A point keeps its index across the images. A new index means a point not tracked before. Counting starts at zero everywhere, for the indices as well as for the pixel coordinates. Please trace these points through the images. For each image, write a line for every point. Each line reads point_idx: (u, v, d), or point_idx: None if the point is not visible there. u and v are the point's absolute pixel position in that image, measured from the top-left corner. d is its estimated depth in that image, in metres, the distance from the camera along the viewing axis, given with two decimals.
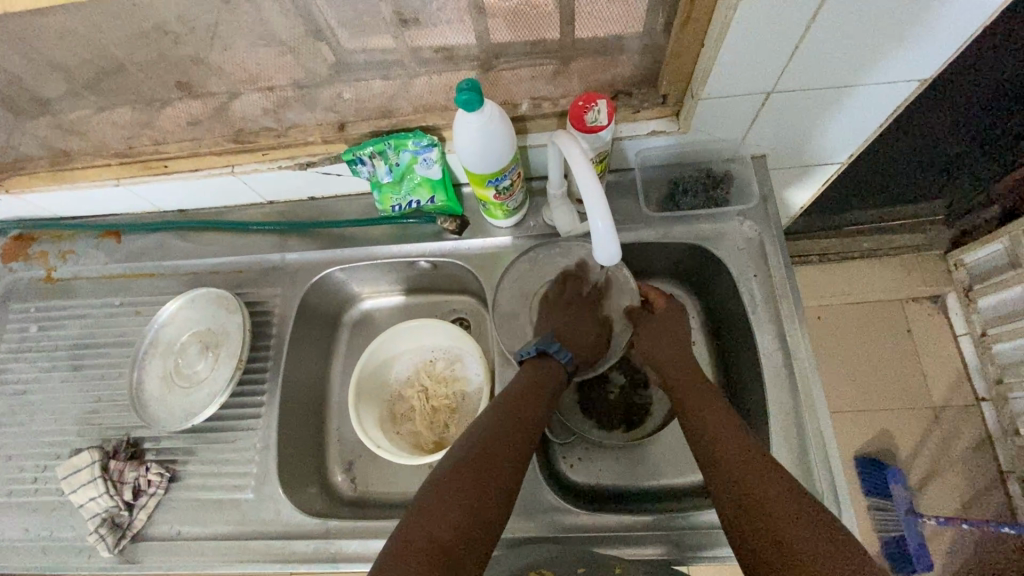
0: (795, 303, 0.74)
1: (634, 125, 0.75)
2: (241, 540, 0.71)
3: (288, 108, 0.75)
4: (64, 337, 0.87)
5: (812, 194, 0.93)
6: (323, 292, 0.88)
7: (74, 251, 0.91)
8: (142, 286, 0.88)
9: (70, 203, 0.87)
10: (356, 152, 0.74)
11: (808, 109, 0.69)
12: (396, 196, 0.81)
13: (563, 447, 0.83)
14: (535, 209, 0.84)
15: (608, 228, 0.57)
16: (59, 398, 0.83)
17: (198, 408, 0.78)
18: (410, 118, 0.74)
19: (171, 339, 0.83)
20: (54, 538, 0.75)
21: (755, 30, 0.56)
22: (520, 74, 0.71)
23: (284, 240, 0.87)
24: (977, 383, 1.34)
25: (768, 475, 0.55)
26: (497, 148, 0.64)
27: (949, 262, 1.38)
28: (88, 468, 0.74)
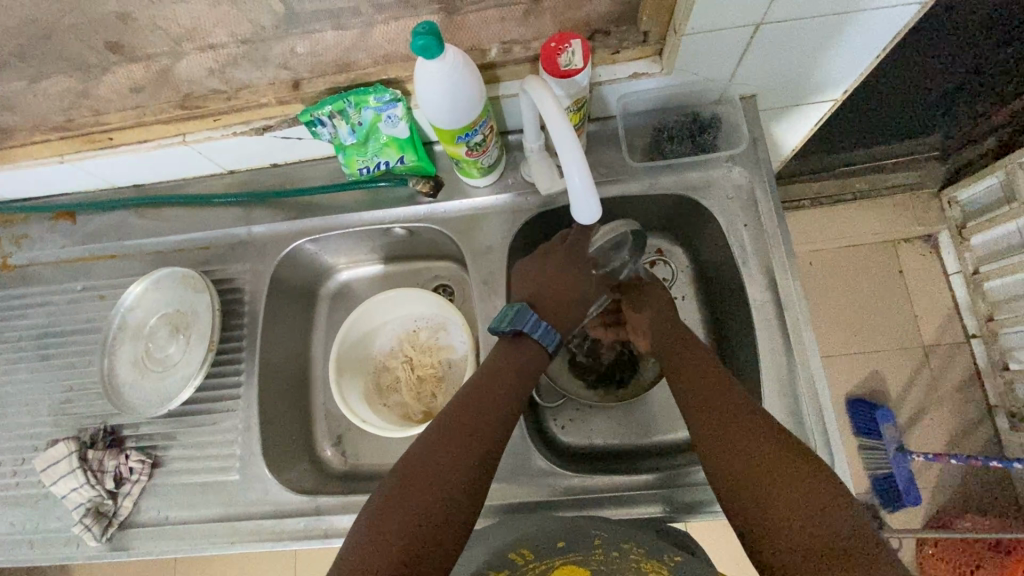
0: (787, 252, 0.71)
1: (613, 67, 0.69)
2: (230, 521, 0.70)
3: (235, 66, 0.68)
4: (28, 326, 0.83)
5: (803, 135, 0.89)
6: (296, 265, 0.84)
7: (27, 235, 0.86)
8: (103, 269, 0.84)
9: (15, 183, 0.81)
10: (314, 112, 0.68)
11: (799, 41, 0.64)
12: (362, 158, 0.75)
13: (552, 409, 0.82)
14: (512, 166, 0.79)
15: (584, 181, 0.53)
16: (29, 389, 0.80)
17: (173, 392, 0.75)
18: (370, 71, 0.68)
19: (139, 323, 0.79)
20: (40, 530, 0.74)
21: None
22: (488, 16, 0.66)
23: (249, 213, 0.82)
24: (967, 321, 1.34)
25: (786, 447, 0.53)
26: (463, 99, 0.58)
27: (943, 199, 1.34)
28: (65, 460, 0.72)
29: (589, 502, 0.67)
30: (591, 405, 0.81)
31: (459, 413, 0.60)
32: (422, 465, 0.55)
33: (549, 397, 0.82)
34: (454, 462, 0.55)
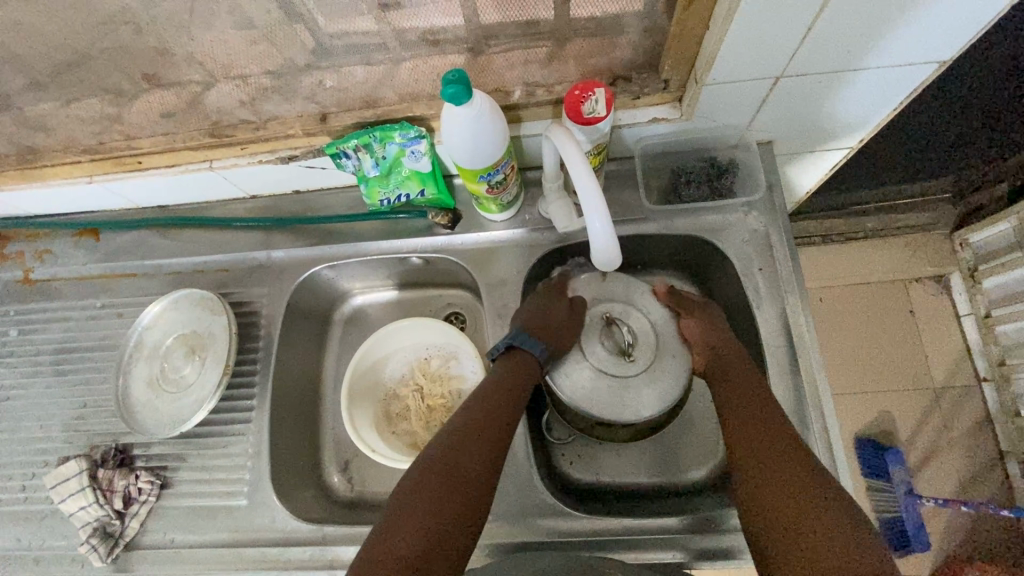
0: (802, 297, 0.72)
1: (633, 111, 0.71)
2: (236, 548, 0.70)
3: (265, 99, 0.70)
4: (46, 341, 0.84)
5: (817, 178, 0.90)
6: (312, 289, 0.85)
7: (51, 251, 0.88)
8: (123, 287, 0.85)
9: (43, 200, 0.83)
10: (340, 145, 0.70)
11: (818, 93, 0.65)
12: (384, 190, 0.77)
13: (562, 444, 0.82)
14: (530, 201, 0.80)
15: (606, 227, 0.54)
16: (43, 404, 0.81)
17: (185, 414, 0.76)
18: (397, 108, 0.70)
19: (156, 343, 0.80)
20: (46, 547, 0.74)
21: (764, 12, 0.52)
22: (513, 57, 0.67)
23: (269, 237, 0.84)
24: (978, 364, 1.33)
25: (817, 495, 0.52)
26: (488, 142, 0.60)
27: (955, 241, 1.34)
28: (76, 478, 0.72)
29: (598, 541, 0.67)
30: (601, 442, 0.81)
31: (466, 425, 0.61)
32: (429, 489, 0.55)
33: (560, 434, 0.82)
34: (459, 470, 0.56)
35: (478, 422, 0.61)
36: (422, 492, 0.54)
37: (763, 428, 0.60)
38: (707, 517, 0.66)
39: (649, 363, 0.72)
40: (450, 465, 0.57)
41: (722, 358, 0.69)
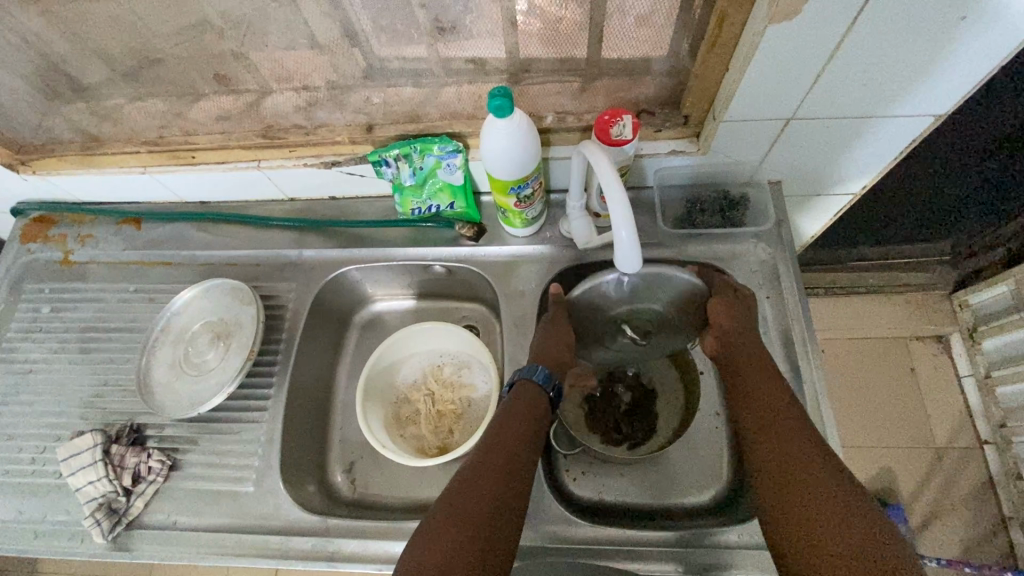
0: (806, 325, 0.75)
1: (654, 143, 0.77)
2: (238, 533, 0.70)
3: (319, 107, 0.77)
4: (76, 319, 0.87)
5: (823, 224, 0.95)
6: (338, 290, 0.89)
7: (93, 236, 0.92)
8: (157, 274, 0.89)
9: (96, 187, 0.88)
10: (382, 153, 0.76)
11: (824, 138, 0.72)
12: (417, 199, 0.83)
13: (567, 459, 0.82)
14: (552, 221, 0.85)
15: (630, 236, 0.58)
16: (64, 380, 0.82)
17: (204, 397, 0.78)
18: (438, 124, 0.76)
19: (182, 328, 0.83)
20: (46, 522, 0.74)
21: (777, 56, 0.58)
22: (547, 88, 0.74)
23: (302, 237, 0.88)
24: (980, 426, 1.33)
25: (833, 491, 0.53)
26: (523, 156, 0.65)
27: (954, 302, 1.39)
28: (88, 451, 0.73)
29: (596, 552, 0.68)
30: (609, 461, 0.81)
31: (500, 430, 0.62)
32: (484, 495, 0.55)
33: (566, 449, 0.82)
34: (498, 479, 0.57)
35: (509, 431, 0.62)
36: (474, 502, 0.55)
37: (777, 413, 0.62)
38: (712, 534, 0.67)
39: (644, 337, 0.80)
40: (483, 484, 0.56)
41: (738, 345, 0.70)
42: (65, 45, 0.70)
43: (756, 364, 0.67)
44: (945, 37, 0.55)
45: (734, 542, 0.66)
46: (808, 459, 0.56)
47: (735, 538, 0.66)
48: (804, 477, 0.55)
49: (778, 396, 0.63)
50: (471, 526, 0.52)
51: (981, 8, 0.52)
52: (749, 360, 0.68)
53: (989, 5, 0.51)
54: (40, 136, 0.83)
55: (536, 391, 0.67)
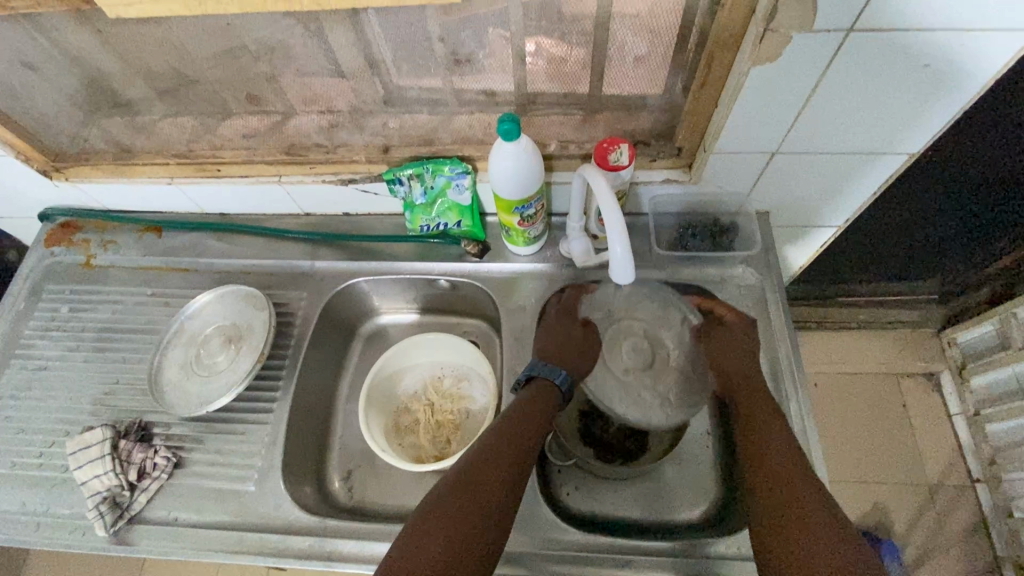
0: (792, 347, 0.79)
1: (649, 172, 0.82)
2: (238, 531, 0.72)
3: (340, 128, 0.83)
4: (92, 320, 0.90)
5: (809, 256, 1.00)
6: (346, 301, 0.93)
7: (115, 242, 0.96)
8: (174, 279, 0.93)
9: (123, 195, 0.93)
10: (396, 172, 0.82)
11: (806, 171, 0.77)
12: (426, 217, 0.88)
13: (561, 473, 0.84)
14: (553, 242, 0.90)
15: (625, 253, 0.62)
16: (77, 377, 0.85)
17: (212, 397, 0.80)
18: (449, 147, 0.82)
19: (196, 331, 0.86)
20: (50, 515, 0.75)
21: (761, 94, 0.65)
22: (551, 119, 0.81)
23: (315, 250, 0.93)
24: (971, 463, 1.35)
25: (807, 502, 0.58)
26: (528, 178, 0.71)
27: (942, 339, 1.44)
28: (97, 445, 0.76)
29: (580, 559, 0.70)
30: (600, 477, 0.83)
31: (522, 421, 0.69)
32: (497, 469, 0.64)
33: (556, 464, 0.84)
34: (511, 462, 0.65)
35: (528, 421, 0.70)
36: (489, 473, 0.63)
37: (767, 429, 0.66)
38: (703, 545, 0.69)
39: (666, 372, 0.84)
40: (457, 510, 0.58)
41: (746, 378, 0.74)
42: (111, 64, 0.76)
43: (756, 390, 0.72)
44: (912, 82, 0.62)
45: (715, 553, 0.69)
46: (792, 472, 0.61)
47: (726, 548, 0.69)
48: (791, 494, 0.59)
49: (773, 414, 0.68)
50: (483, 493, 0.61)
51: (941, 55, 0.58)
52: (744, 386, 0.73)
53: (948, 52, 0.58)
54: (76, 146, 0.89)
55: (551, 386, 0.75)
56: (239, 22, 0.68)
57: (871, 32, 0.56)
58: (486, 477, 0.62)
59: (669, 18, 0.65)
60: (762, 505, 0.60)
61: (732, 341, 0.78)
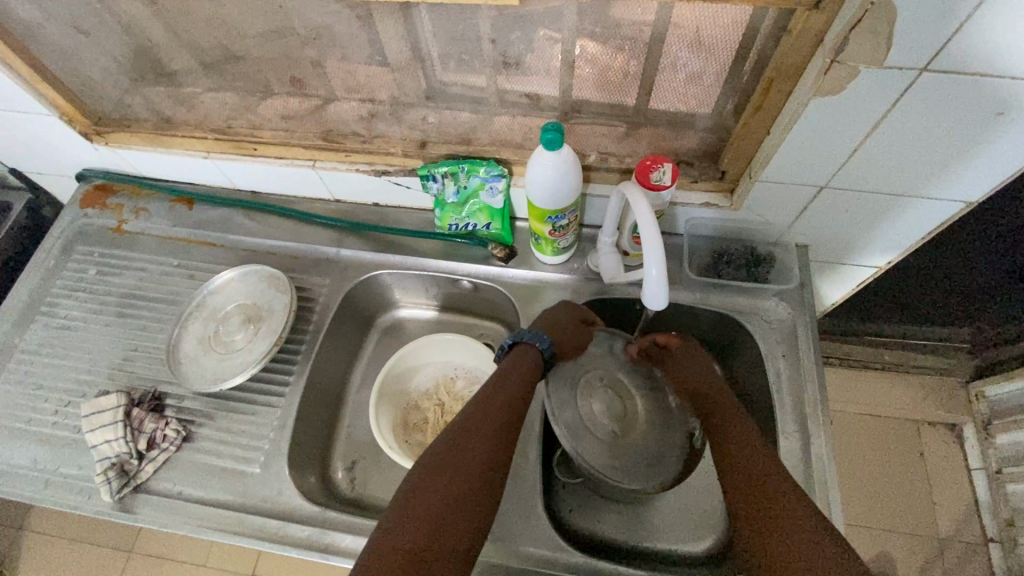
0: (819, 389, 0.76)
1: (689, 193, 0.80)
2: (239, 513, 0.72)
3: (379, 119, 0.83)
4: (117, 285, 0.91)
5: (845, 294, 0.97)
6: (368, 291, 0.93)
7: (147, 209, 0.97)
8: (200, 252, 0.93)
9: (158, 163, 0.93)
10: (431, 168, 0.81)
11: (853, 209, 0.74)
12: (456, 216, 0.86)
13: (565, 489, 0.83)
14: (581, 253, 0.88)
15: (660, 276, 0.59)
16: (98, 339, 0.86)
17: (227, 375, 0.81)
18: (487, 149, 0.81)
19: (216, 306, 0.87)
20: (58, 473, 0.76)
21: (819, 126, 0.62)
22: (594, 130, 0.79)
23: (341, 237, 0.93)
24: (986, 522, 1.29)
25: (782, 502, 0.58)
26: (563, 189, 0.69)
27: (971, 392, 1.38)
28: (111, 410, 0.76)
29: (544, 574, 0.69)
30: (604, 498, 0.82)
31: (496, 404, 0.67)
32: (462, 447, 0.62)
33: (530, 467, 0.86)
34: (480, 447, 0.62)
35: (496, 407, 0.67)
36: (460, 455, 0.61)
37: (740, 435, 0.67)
38: None
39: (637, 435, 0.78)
40: (443, 484, 0.59)
41: (702, 387, 0.76)
42: (161, 34, 0.77)
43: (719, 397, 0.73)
44: (982, 129, 0.58)
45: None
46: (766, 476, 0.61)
47: None
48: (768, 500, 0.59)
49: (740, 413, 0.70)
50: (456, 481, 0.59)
51: (1017, 106, 0.55)
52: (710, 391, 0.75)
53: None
54: (118, 111, 0.89)
55: (537, 355, 0.75)
56: (291, 5, 0.68)
57: (946, 74, 0.53)
58: (466, 449, 0.62)
59: (728, 39, 0.62)
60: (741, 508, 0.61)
61: (691, 362, 0.79)
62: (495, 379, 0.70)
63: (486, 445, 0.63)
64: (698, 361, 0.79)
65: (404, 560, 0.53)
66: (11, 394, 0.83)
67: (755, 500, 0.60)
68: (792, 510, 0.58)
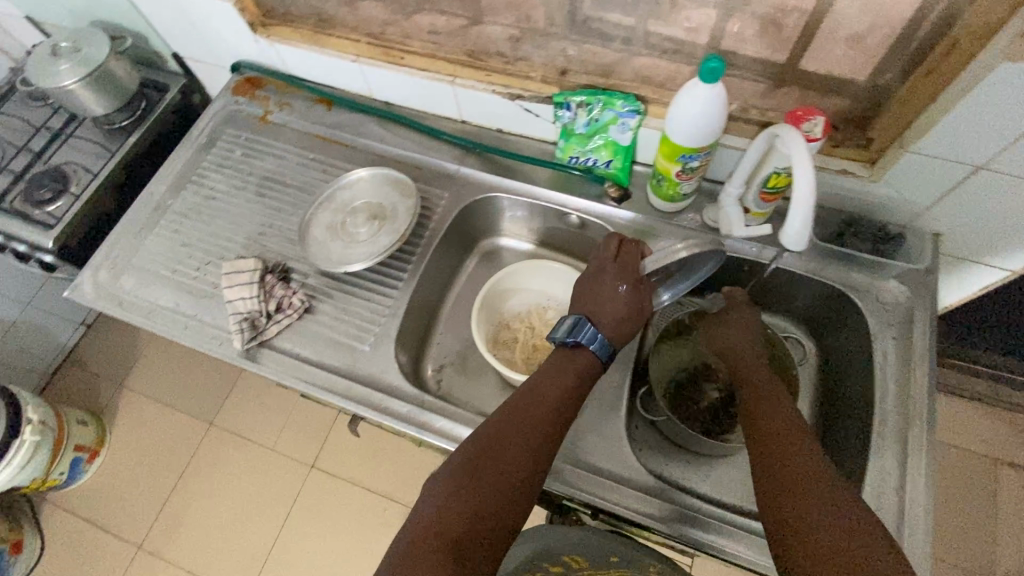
0: (929, 376, 0.73)
1: (828, 157, 0.78)
2: (348, 381, 0.79)
3: (525, 42, 0.85)
4: (259, 168, 0.99)
5: (963, 297, 0.93)
6: (479, 212, 0.97)
7: (291, 105, 1.05)
8: (333, 151, 1.00)
9: (309, 62, 1.00)
10: (568, 96, 0.82)
11: (998, 203, 0.72)
12: (579, 149, 0.89)
13: (640, 427, 0.85)
14: (696, 207, 0.88)
15: (803, 222, 0.63)
16: (238, 213, 0.95)
17: (348, 261, 0.88)
18: (627, 84, 0.82)
19: (344, 200, 0.93)
20: (196, 319, 0.85)
21: (999, 95, 0.60)
22: (740, 80, 0.78)
23: (463, 156, 0.97)
24: None
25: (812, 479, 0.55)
26: (707, 127, 0.70)
27: None
28: (249, 272, 0.85)
29: (587, 480, 0.72)
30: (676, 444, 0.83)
31: (541, 393, 0.66)
32: (503, 432, 0.62)
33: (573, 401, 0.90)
34: (525, 434, 0.62)
35: (540, 398, 0.66)
36: (502, 440, 0.61)
37: (780, 410, 0.64)
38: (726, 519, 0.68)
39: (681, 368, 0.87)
40: (467, 485, 0.57)
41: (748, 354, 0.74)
42: None
43: (762, 372, 0.70)
44: None
45: (722, 518, 0.68)
46: (802, 451, 0.58)
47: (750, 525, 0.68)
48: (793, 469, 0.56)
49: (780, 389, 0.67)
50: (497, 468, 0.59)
51: None
52: (755, 368, 0.71)
53: None
54: (285, 7, 0.96)
55: (593, 358, 0.71)
56: None
57: None
58: (506, 434, 0.62)
59: None
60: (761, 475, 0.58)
61: (744, 321, 0.78)
62: (541, 372, 0.69)
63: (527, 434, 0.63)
64: (755, 325, 0.77)
65: (450, 545, 0.52)
66: (161, 246, 0.93)
67: (789, 468, 0.56)
68: (824, 485, 0.54)
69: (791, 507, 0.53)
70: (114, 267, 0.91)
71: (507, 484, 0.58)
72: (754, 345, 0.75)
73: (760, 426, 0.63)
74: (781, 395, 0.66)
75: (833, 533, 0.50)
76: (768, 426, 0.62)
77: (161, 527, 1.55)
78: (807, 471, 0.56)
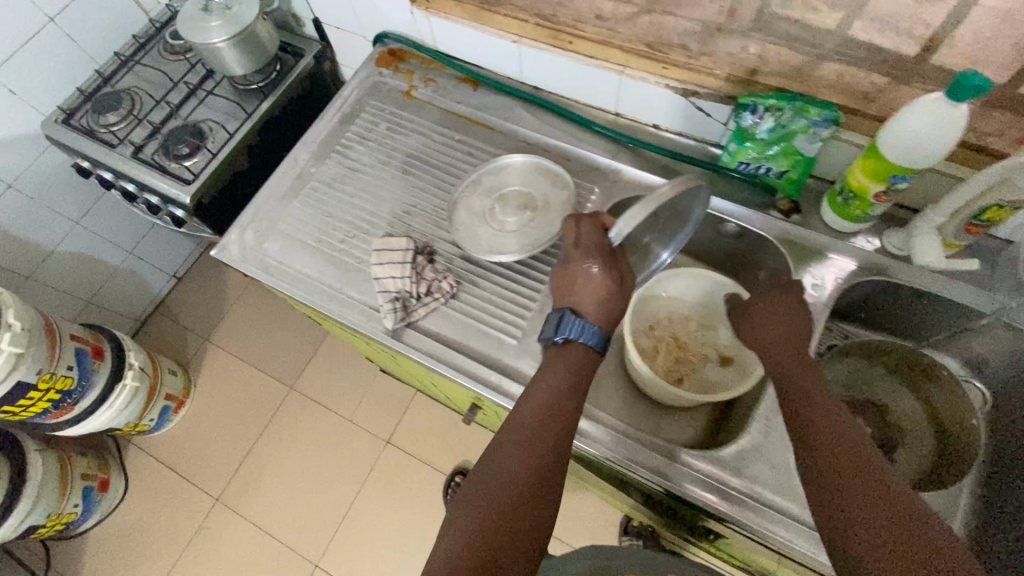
0: None
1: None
2: (498, 375, 0.77)
3: (713, 38, 0.79)
4: (403, 144, 0.97)
5: None
6: (626, 211, 0.93)
7: (436, 81, 1.02)
8: (479, 132, 0.97)
9: (463, 39, 0.97)
10: (757, 98, 0.76)
11: None
12: (753, 155, 0.83)
13: None
14: (873, 231, 0.82)
15: None
16: (382, 189, 0.94)
17: (497, 250, 0.85)
18: (826, 93, 0.75)
19: (493, 186, 0.91)
20: (342, 292, 0.85)
21: None
22: None
23: (616, 151, 0.93)
24: None
25: (878, 491, 0.51)
26: (932, 146, 0.64)
27: None
28: (401, 251, 0.83)
29: (718, 487, 0.70)
30: None
31: (549, 404, 0.63)
32: (516, 452, 0.60)
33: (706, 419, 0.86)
34: (535, 449, 0.60)
35: (544, 409, 0.63)
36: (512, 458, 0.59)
37: (838, 417, 0.59)
38: None
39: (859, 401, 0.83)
40: (484, 509, 0.55)
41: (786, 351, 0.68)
42: None
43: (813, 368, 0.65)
44: None
45: (783, 512, 0.67)
46: (864, 459, 0.54)
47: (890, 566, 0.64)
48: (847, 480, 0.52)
49: (826, 386, 0.62)
50: (511, 488, 0.56)
51: None
52: (796, 368, 0.65)
53: None
54: None
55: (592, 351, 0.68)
56: None
57: None
58: (518, 449, 0.60)
59: None
60: (819, 482, 0.54)
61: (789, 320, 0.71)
62: (540, 377, 0.66)
63: (538, 446, 0.60)
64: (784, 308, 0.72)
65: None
66: (304, 214, 0.92)
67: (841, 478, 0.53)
68: (881, 496, 0.50)
69: (853, 519, 0.50)
70: (259, 231, 0.91)
71: (519, 500, 0.55)
72: (787, 329, 0.70)
73: (812, 431, 0.58)
74: (842, 400, 0.61)
75: (894, 546, 0.46)
76: (822, 432, 0.58)
77: (239, 482, 1.60)
78: (869, 480, 0.52)
